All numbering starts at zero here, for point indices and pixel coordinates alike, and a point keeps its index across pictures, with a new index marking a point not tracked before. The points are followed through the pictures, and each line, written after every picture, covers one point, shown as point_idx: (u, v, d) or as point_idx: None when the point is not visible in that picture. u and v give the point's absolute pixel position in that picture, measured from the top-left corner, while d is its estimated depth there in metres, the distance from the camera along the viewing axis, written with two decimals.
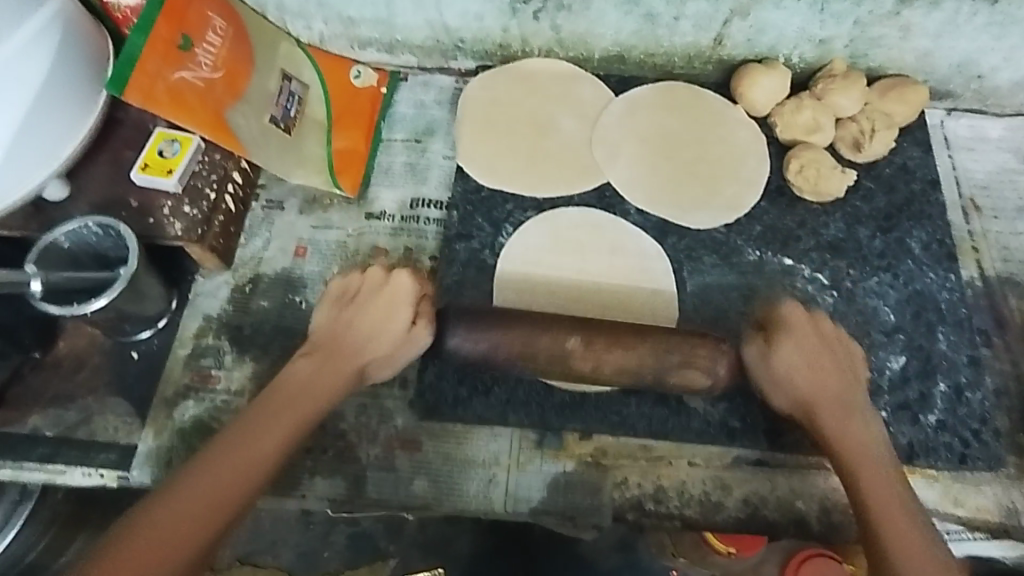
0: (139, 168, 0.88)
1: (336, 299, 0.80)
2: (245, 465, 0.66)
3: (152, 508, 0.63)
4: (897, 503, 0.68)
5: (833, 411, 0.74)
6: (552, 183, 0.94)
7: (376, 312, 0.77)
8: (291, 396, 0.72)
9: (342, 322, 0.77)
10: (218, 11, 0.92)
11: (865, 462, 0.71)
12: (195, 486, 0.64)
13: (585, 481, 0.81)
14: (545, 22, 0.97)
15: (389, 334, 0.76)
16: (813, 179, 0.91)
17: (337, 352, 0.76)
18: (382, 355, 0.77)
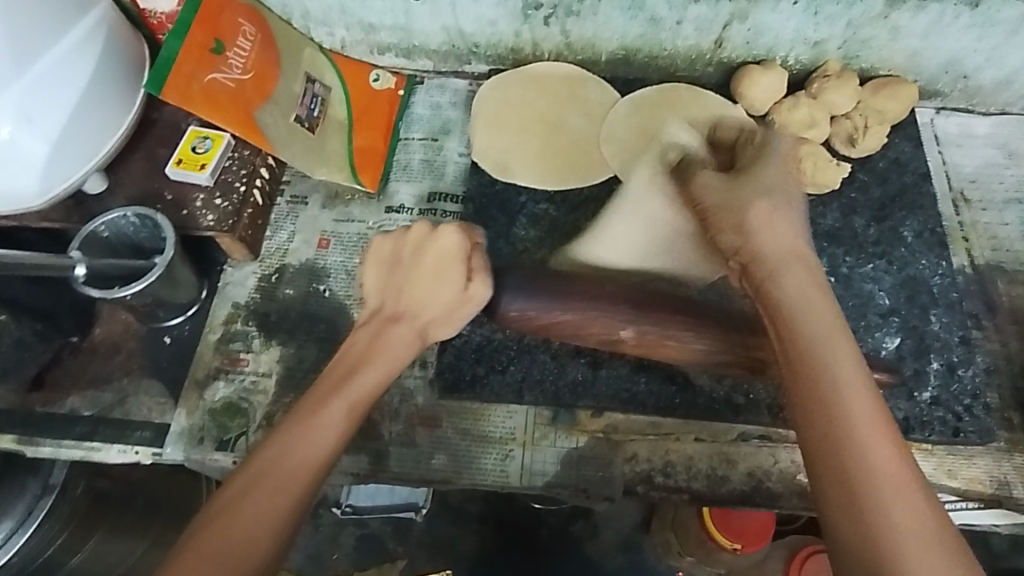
0: (173, 164, 0.93)
1: (386, 264, 0.82)
2: (311, 452, 0.64)
3: (219, 507, 0.61)
4: (850, 376, 0.58)
5: (787, 274, 0.68)
6: (563, 176, 1.01)
7: (430, 273, 0.78)
8: (351, 369, 0.72)
9: (397, 285, 0.79)
10: (248, 18, 0.98)
11: (801, 315, 0.64)
12: (263, 475, 0.62)
13: (596, 455, 0.85)
14: (555, 27, 1.03)
15: (443, 294, 0.78)
16: (811, 172, 0.96)
17: (400, 316, 0.77)
18: (440, 314, 0.78)
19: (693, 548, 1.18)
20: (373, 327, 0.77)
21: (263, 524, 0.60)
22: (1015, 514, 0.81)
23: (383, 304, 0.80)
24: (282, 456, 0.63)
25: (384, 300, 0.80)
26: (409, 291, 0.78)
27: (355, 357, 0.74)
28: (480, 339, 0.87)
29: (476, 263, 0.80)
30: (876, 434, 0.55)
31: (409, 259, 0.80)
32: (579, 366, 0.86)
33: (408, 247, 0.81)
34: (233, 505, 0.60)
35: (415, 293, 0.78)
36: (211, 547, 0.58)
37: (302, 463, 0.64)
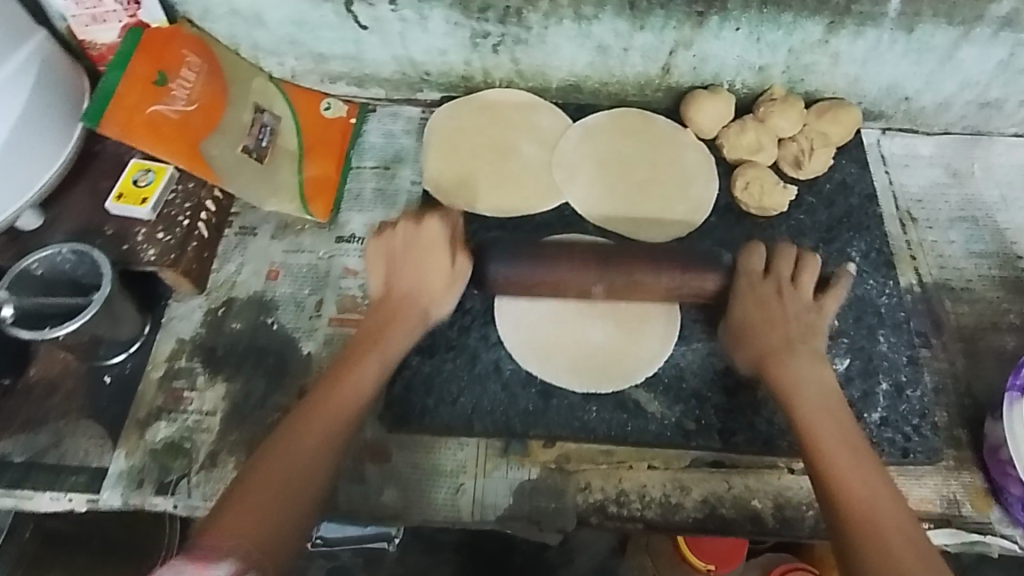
0: (114, 198, 0.91)
1: (384, 255, 0.83)
2: (340, 412, 0.71)
3: (271, 453, 0.66)
4: (836, 429, 0.70)
5: (790, 357, 0.77)
6: (514, 203, 1.00)
7: (421, 252, 0.82)
8: (371, 339, 0.78)
9: (398, 266, 0.82)
10: (193, 49, 0.97)
11: (814, 386, 0.74)
12: (294, 433, 0.68)
13: (549, 486, 0.83)
14: (504, 55, 1.03)
15: (435, 271, 0.82)
16: (758, 195, 0.98)
17: (393, 295, 0.81)
18: (439, 294, 0.82)
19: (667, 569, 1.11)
20: (382, 312, 0.80)
21: (298, 474, 0.66)
22: (963, 533, 0.82)
23: (386, 284, 0.82)
24: (321, 410, 0.70)
25: (383, 278, 0.83)
26: (405, 275, 0.81)
27: (363, 337, 0.78)
28: (430, 370, 0.86)
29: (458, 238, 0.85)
30: (877, 476, 0.66)
31: (404, 247, 0.83)
32: (530, 397, 0.85)
33: (400, 238, 0.83)
34: (272, 457, 0.66)
35: (410, 278, 0.81)
36: (246, 499, 0.63)
37: (329, 423, 0.70)
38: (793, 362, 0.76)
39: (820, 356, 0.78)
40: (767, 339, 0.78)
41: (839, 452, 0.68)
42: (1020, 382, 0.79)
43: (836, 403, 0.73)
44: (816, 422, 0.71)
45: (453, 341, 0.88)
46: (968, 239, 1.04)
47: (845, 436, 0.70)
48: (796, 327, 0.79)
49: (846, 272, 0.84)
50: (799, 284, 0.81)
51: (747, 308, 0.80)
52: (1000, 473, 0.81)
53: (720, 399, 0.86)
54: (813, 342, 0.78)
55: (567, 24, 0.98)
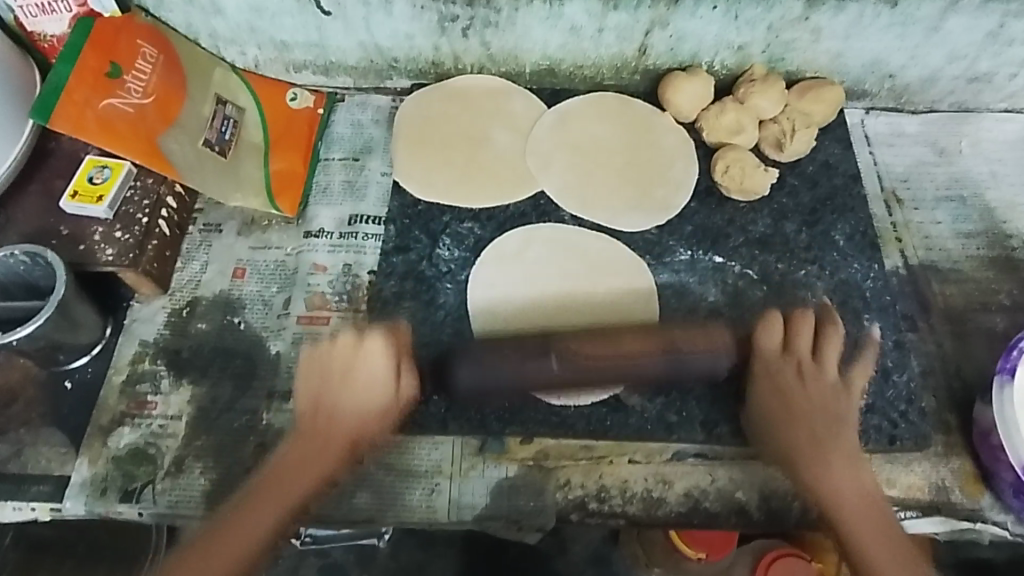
0: (70, 197, 0.88)
1: (317, 376, 0.78)
2: (256, 528, 0.70)
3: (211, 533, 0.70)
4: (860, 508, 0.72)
5: (817, 431, 0.75)
6: (489, 193, 0.96)
7: (349, 389, 0.76)
8: (308, 449, 0.75)
9: (330, 384, 0.77)
10: (147, 40, 0.93)
11: (843, 462, 0.74)
12: (240, 512, 0.71)
13: (528, 484, 0.81)
14: (474, 39, 1.00)
15: (378, 373, 0.77)
16: (739, 178, 0.95)
17: (319, 430, 0.75)
18: (376, 420, 0.77)
19: (660, 560, 1.09)
20: (313, 434, 0.75)
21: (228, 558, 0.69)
22: (952, 520, 0.80)
23: (314, 407, 0.77)
24: (268, 489, 0.73)
25: (314, 401, 0.77)
26: (340, 399, 0.76)
27: (315, 433, 0.76)
28: None
29: (405, 356, 0.81)
30: (880, 515, 0.72)
31: (329, 376, 0.77)
32: None
33: (339, 358, 0.78)
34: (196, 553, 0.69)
35: (350, 398, 0.76)
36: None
37: (257, 523, 0.71)
38: (806, 448, 0.75)
39: (855, 455, 0.75)
40: (775, 405, 0.77)
41: (862, 519, 0.72)
42: (1011, 364, 0.76)
43: (865, 494, 0.73)
44: (850, 515, 0.72)
45: (426, 337, 0.85)
46: (956, 218, 1.02)
47: (879, 523, 0.72)
48: (814, 389, 0.77)
49: (831, 318, 0.83)
50: (821, 361, 0.79)
51: (766, 400, 0.77)
52: (991, 458, 0.79)
53: (703, 389, 0.83)
54: (842, 433, 0.76)
55: (538, 4, 0.94)
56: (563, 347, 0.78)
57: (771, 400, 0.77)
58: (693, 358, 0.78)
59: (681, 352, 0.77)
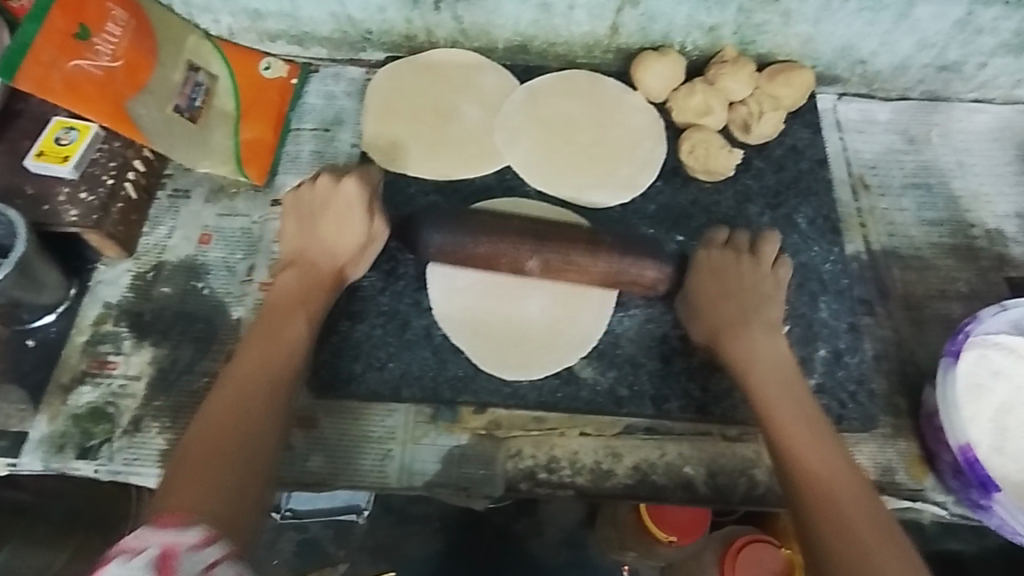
0: (35, 156, 0.88)
1: (296, 213, 0.84)
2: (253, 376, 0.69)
3: (201, 431, 0.64)
4: (798, 411, 0.71)
5: (750, 331, 0.77)
6: (455, 166, 0.97)
7: (332, 220, 0.82)
8: (272, 319, 0.76)
9: (307, 228, 0.82)
10: (118, 3, 0.94)
11: (773, 374, 0.74)
12: (240, 374, 0.70)
13: (479, 453, 0.82)
14: (446, 12, 1.00)
15: (355, 231, 0.82)
16: (703, 158, 0.95)
17: (308, 262, 0.81)
18: (348, 255, 0.82)
19: (633, 543, 1.09)
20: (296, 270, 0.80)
21: (250, 410, 0.67)
22: (896, 500, 0.81)
23: (294, 250, 0.82)
24: (253, 362, 0.71)
25: (295, 251, 0.82)
26: (319, 236, 0.82)
27: (293, 292, 0.79)
28: (360, 335, 0.84)
29: (373, 199, 0.85)
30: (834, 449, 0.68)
31: (312, 239, 0.82)
32: (461, 363, 0.83)
33: (317, 194, 0.84)
34: (227, 418, 0.65)
35: (324, 234, 0.82)
36: (204, 460, 0.61)
37: (258, 371, 0.70)
38: (745, 341, 0.77)
39: (772, 327, 0.79)
40: (726, 310, 0.79)
41: (798, 428, 0.69)
42: (957, 347, 0.78)
43: (807, 409, 0.71)
44: (783, 423, 0.70)
45: (384, 308, 0.86)
46: (921, 206, 1.02)
47: (848, 475, 0.66)
48: (749, 297, 0.80)
49: (771, 233, 0.85)
50: (759, 256, 0.83)
51: (708, 284, 0.81)
52: (935, 440, 0.80)
53: (654, 364, 0.84)
54: (772, 331, 0.78)
55: None
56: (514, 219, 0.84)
57: (716, 308, 0.80)
58: (640, 269, 0.82)
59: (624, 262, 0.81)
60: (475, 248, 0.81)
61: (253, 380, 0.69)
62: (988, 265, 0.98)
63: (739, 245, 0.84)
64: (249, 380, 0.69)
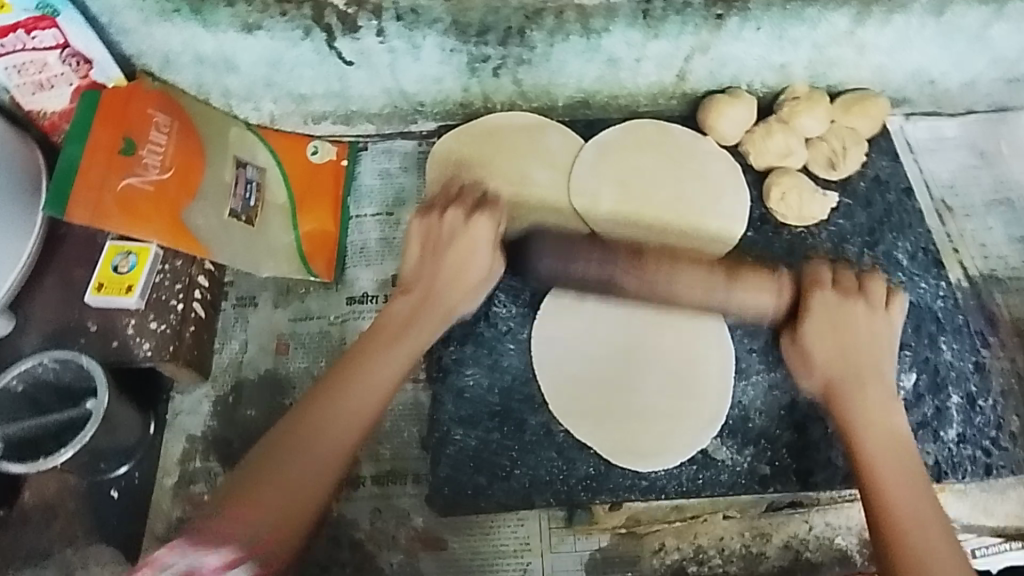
0: (94, 290, 0.80)
1: (421, 240, 0.78)
2: (365, 388, 0.67)
3: (284, 436, 0.63)
4: (894, 460, 0.66)
5: (862, 377, 0.73)
6: (543, 239, 0.92)
7: (460, 255, 0.77)
8: (391, 335, 0.73)
9: (428, 262, 0.78)
10: (159, 106, 0.87)
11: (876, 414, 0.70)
12: (338, 392, 0.66)
13: (622, 553, 0.77)
14: (506, 77, 0.94)
15: (474, 270, 0.78)
16: (796, 206, 0.92)
17: (425, 293, 0.77)
18: (463, 288, 0.78)
19: None
20: (410, 302, 0.77)
21: (333, 423, 0.64)
22: None
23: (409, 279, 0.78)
24: (349, 383, 0.67)
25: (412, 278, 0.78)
26: (443, 266, 0.77)
27: (395, 326, 0.74)
28: (477, 443, 0.79)
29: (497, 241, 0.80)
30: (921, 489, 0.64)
31: (430, 286, 0.77)
32: (591, 459, 0.78)
33: (440, 228, 0.78)
34: (302, 424, 0.64)
35: (441, 275, 0.77)
36: (273, 462, 0.61)
37: (364, 390, 0.67)
38: (856, 398, 0.71)
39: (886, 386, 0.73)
40: (846, 365, 0.73)
41: (904, 487, 0.64)
42: None
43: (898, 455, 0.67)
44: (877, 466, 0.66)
45: (496, 407, 0.80)
46: (1007, 224, 1.00)
47: (919, 494, 0.64)
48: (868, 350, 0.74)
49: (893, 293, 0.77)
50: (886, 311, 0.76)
51: (821, 335, 0.74)
52: None
53: (790, 435, 0.79)
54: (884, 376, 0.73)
55: (575, 38, 0.89)
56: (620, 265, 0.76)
57: (821, 356, 0.74)
58: (755, 301, 0.77)
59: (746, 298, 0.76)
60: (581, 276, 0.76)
61: (350, 407, 0.65)
62: None
63: (875, 305, 0.76)
64: (351, 404, 0.66)
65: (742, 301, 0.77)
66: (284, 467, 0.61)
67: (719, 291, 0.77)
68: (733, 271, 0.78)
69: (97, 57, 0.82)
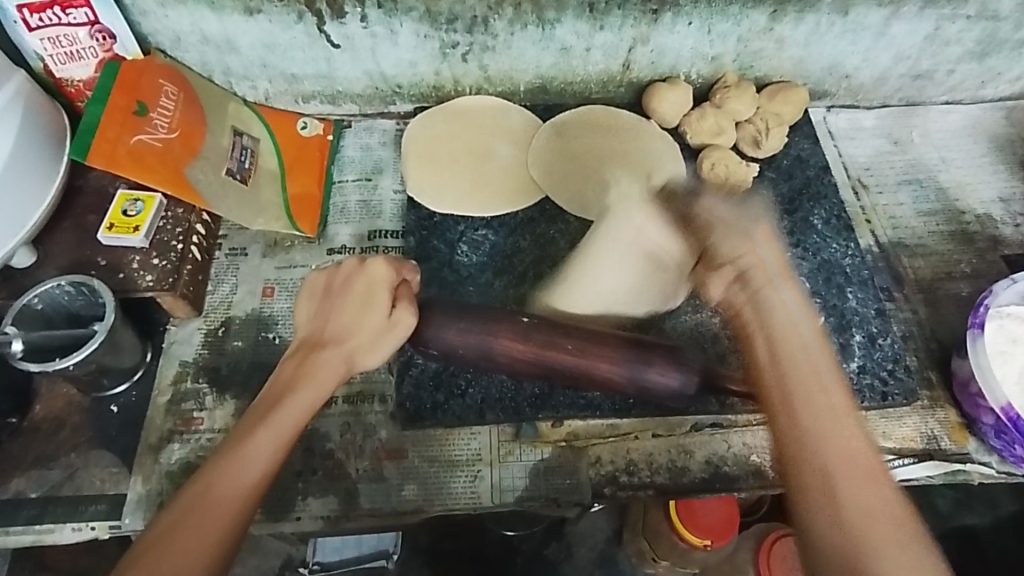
0: (106, 229, 0.92)
1: (319, 293, 0.81)
2: (251, 467, 0.67)
3: (176, 517, 0.64)
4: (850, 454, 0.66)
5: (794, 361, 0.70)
6: (499, 203, 1.04)
7: (356, 303, 0.78)
8: (286, 388, 0.74)
9: (324, 315, 0.79)
10: (169, 79, 1.00)
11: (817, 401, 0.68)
12: (226, 468, 0.67)
13: (563, 464, 0.87)
14: (473, 63, 1.08)
15: (366, 323, 0.77)
16: (723, 175, 1.05)
17: (321, 341, 0.77)
18: (363, 342, 0.77)
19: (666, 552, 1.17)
20: (304, 351, 0.77)
21: (229, 497, 0.66)
22: (945, 464, 0.90)
23: (313, 330, 0.79)
24: (237, 462, 0.68)
25: (310, 332, 0.79)
26: (336, 318, 0.78)
27: (285, 382, 0.74)
28: (437, 366, 0.89)
29: (403, 292, 0.80)
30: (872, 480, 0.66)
31: (316, 354, 0.76)
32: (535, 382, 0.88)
33: (340, 277, 0.81)
34: (203, 491, 0.65)
35: (334, 329, 0.78)
36: (186, 522, 0.64)
37: (251, 467, 0.67)
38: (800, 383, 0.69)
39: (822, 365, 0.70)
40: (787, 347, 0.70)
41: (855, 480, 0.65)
42: (980, 320, 0.88)
43: (828, 389, 0.69)
44: (817, 416, 0.68)
45: None
46: (916, 199, 1.13)
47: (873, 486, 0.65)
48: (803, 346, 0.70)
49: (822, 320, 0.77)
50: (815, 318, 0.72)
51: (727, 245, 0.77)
52: (973, 406, 0.89)
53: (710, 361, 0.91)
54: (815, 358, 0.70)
55: (532, 28, 1.03)
56: (517, 347, 0.79)
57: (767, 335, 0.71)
58: (660, 379, 0.80)
59: (646, 370, 0.79)
60: (495, 352, 0.79)
61: (231, 486, 0.66)
62: (984, 246, 1.09)
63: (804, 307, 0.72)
64: (232, 482, 0.66)
65: (644, 375, 0.80)
66: (171, 544, 0.63)
67: (620, 369, 0.80)
68: (638, 352, 0.80)
69: (120, 33, 0.95)
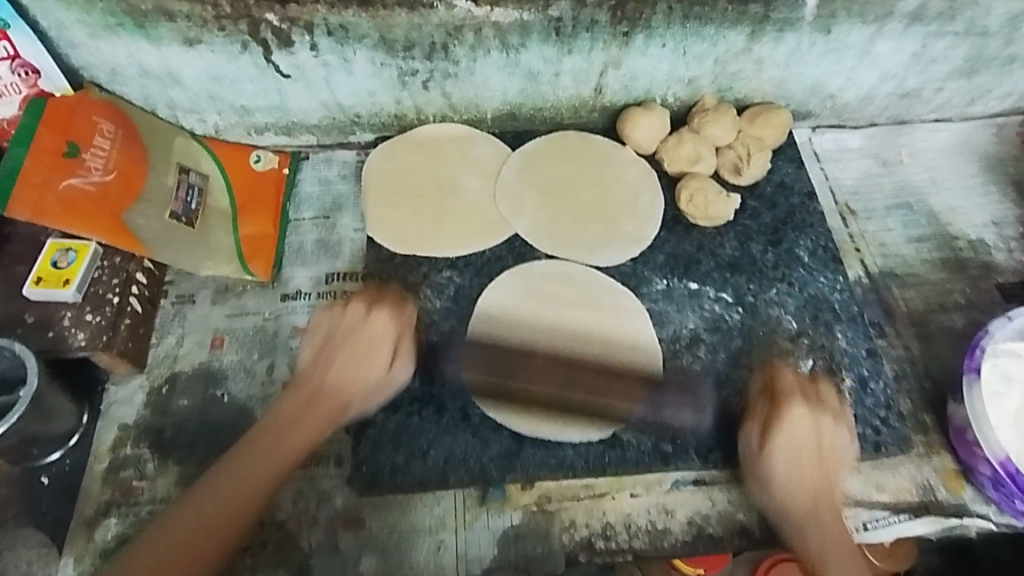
0: (33, 283, 0.85)
1: (335, 295, 0.84)
2: (266, 467, 0.71)
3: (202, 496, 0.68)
4: (824, 499, 0.75)
5: (795, 409, 0.79)
6: (465, 242, 0.97)
7: (366, 323, 0.82)
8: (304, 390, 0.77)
9: (335, 328, 0.82)
10: (105, 116, 0.92)
11: (810, 449, 0.77)
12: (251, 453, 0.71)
13: (534, 529, 0.81)
14: (435, 90, 1.01)
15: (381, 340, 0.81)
16: (703, 206, 0.98)
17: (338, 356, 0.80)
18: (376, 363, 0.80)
19: None
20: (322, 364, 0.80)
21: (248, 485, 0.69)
22: (943, 518, 0.84)
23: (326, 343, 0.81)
24: (257, 451, 0.72)
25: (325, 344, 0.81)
26: (348, 339, 0.81)
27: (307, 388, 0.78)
28: (396, 426, 0.83)
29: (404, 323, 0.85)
30: (838, 517, 0.75)
31: (340, 334, 0.81)
32: (502, 439, 0.82)
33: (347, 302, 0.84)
34: (233, 465, 0.70)
35: (351, 341, 0.81)
36: (203, 504, 0.67)
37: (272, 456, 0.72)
38: (798, 420, 0.78)
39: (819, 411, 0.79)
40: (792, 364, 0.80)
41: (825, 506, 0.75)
42: (975, 363, 0.83)
43: (821, 444, 0.78)
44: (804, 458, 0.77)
45: (416, 392, 0.85)
46: (906, 225, 1.07)
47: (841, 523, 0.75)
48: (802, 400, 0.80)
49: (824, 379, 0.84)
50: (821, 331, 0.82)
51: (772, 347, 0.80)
52: (969, 453, 0.84)
53: None
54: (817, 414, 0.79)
55: (496, 54, 0.97)
56: None
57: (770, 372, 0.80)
58: None
59: None
60: None
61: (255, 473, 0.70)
62: (977, 273, 1.03)
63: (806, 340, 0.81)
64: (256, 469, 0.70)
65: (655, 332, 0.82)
66: (192, 536, 0.65)
67: None
68: None
69: (44, 67, 0.89)
